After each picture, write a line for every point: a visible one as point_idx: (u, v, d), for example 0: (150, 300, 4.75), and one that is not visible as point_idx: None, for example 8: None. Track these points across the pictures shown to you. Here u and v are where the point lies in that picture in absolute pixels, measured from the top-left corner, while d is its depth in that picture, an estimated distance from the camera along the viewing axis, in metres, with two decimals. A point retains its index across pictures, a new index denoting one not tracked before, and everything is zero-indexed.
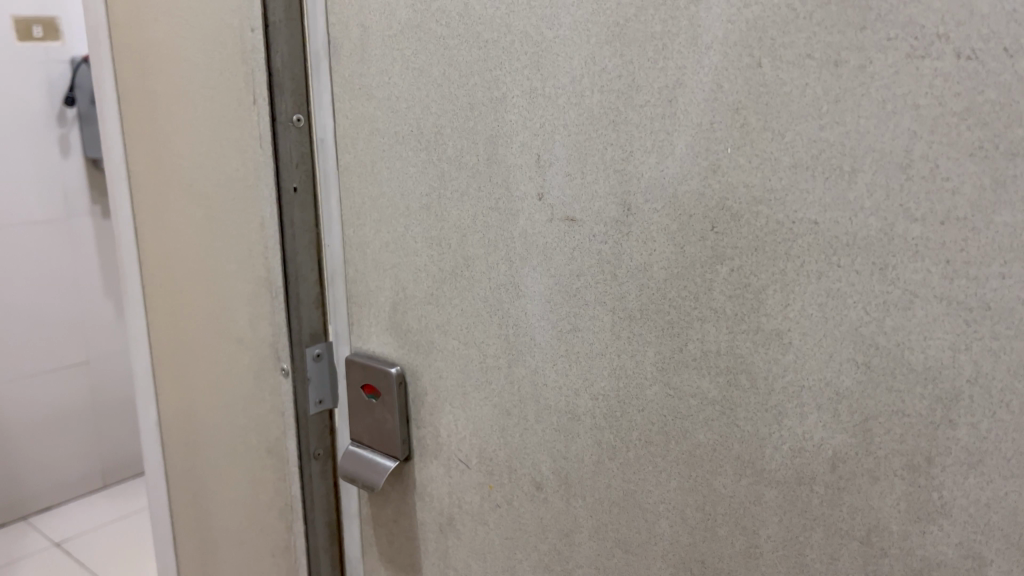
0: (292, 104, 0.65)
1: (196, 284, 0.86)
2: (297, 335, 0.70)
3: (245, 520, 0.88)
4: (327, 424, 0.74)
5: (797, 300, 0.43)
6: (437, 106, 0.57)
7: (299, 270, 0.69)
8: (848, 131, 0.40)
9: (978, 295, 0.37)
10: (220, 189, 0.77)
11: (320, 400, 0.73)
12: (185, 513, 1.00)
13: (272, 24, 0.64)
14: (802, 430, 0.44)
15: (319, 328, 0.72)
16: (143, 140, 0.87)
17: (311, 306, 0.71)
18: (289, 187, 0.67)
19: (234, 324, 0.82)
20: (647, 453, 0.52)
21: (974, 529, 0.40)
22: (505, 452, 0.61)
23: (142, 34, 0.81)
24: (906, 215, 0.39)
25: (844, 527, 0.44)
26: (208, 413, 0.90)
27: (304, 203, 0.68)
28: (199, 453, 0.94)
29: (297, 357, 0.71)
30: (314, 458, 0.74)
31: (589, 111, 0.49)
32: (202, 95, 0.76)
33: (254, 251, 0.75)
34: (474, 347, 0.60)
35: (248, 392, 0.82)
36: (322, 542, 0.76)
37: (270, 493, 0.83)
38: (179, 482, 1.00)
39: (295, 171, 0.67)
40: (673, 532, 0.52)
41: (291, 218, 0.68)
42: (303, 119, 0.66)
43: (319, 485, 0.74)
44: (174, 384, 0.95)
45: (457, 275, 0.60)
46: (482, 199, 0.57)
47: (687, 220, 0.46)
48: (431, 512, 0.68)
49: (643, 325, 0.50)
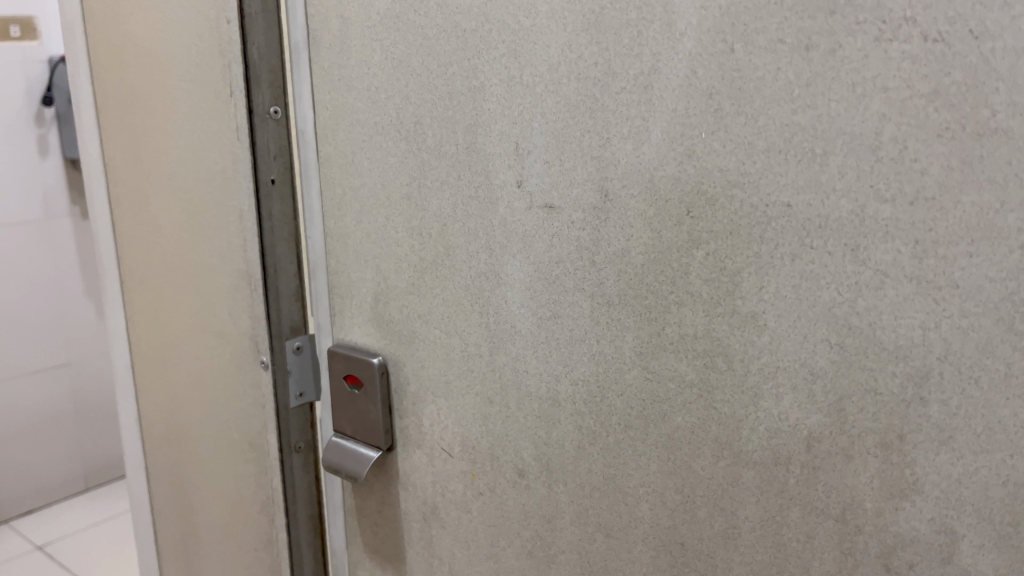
0: (269, 96, 0.66)
1: (177, 278, 0.85)
2: (277, 328, 0.71)
3: (228, 514, 0.88)
4: (308, 417, 0.74)
5: (771, 281, 0.44)
6: (417, 96, 0.57)
7: (277, 262, 0.70)
8: (821, 115, 0.40)
9: (946, 275, 0.38)
10: (199, 184, 0.77)
11: (300, 392, 0.73)
12: (168, 510, 1.00)
13: (248, 16, 0.65)
14: (778, 410, 0.45)
15: (299, 321, 0.72)
16: (121, 136, 0.87)
17: (291, 299, 0.72)
18: (267, 179, 0.68)
19: (214, 319, 0.81)
20: (627, 437, 0.52)
21: (945, 505, 0.40)
22: (488, 440, 0.61)
23: (119, 26, 0.81)
24: (877, 197, 0.39)
25: (820, 506, 0.45)
26: (188, 409, 0.90)
27: (283, 195, 0.69)
28: (180, 449, 0.93)
29: (277, 351, 0.71)
30: (296, 451, 0.74)
31: (566, 99, 0.50)
32: (180, 89, 0.76)
33: (233, 244, 0.75)
34: (456, 336, 0.61)
35: (229, 388, 0.82)
36: (304, 536, 0.76)
37: (250, 486, 0.83)
38: (161, 478, 0.99)
39: (273, 163, 0.68)
40: (654, 515, 0.52)
41: (270, 210, 0.69)
42: (280, 111, 0.67)
43: (301, 477, 0.75)
44: (155, 380, 0.95)
45: (439, 264, 0.60)
46: (462, 189, 0.57)
47: (663, 205, 0.47)
48: (415, 502, 0.68)
49: (621, 310, 0.51)
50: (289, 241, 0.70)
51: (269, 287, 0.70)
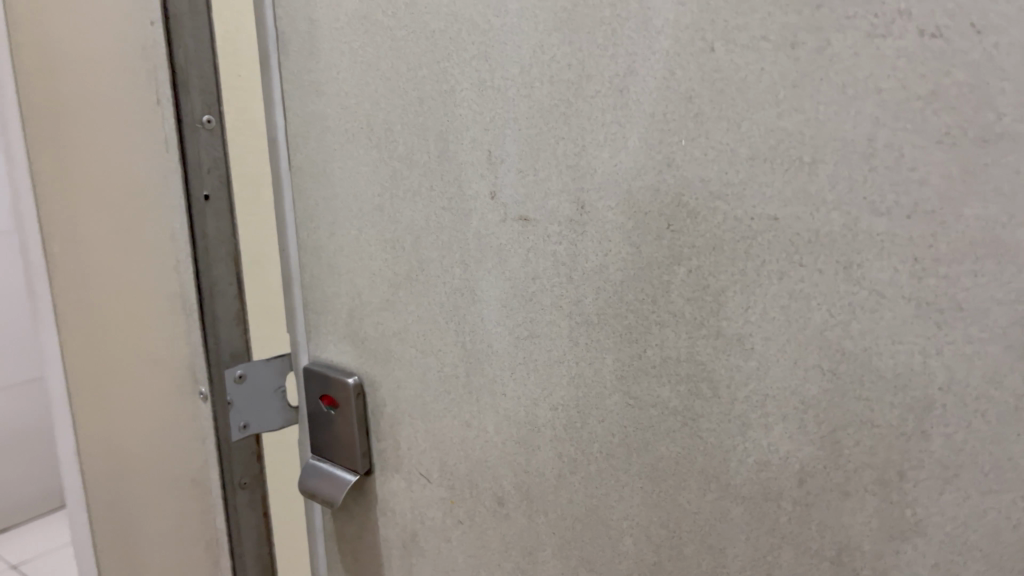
0: (200, 104, 0.62)
1: (122, 292, 0.83)
2: (215, 356, 0.66)
3: (174, 536, 0.85)
4: (254, 449, 0.70)
5: (757, 301, 0.40)
6: (387, 101, 0.54)
7: (214, 284, 0.65)
8: (809, 119, 0.36)
9: (949, 297, 0.34)
10: (134, 197, 0.74)
11: (244, 424, 0.67)
12: (124, 528, 0.98)
13: (172, 17, 0.59)
14: (768, 442, 0.41)
15: (242, 347, 0.67)
16: (68, 144, 0.84)
17: (231, 324, 0.66)
18: (200, 195, 0.63)
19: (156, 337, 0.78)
20: (609, 466, 0.49)
21: (951, 550, 0.36)
22: (466, 465, 0.57)
23: (62, 28, 0.79)
24: (871, 210, 0.35)
25: (814, 546, 0.41)
26: (139, 439, 0.88)
27: (219, 211, 0.64)
28: (134, 478, 0.92)
29: (216, 379, 0.67)
30: (241, 487, 0.70)
31: (539, 104, 0.46)
32: (111, 97, 0.73)
33: (168, 263, 0.71)
34: (432, 355, 0.57)
35: (171, 409, 0.79)
36: None
37: (192, 513, 0.80)
38: (116, 491, 0.98)
39: (208, 177, 0.63)
40: (638, 549, 0.48)
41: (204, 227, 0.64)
42: (214, 120, 0.62)
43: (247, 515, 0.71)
44: (109, 396, 0.93)
45: (413, 279, 0.57)
46: (435, 199, 0.54)
47: (642, 218, 0.43)
48: (394, 528, 0.64)
49: (600, 330, 0.47)
50: (228, 260, 0.65)
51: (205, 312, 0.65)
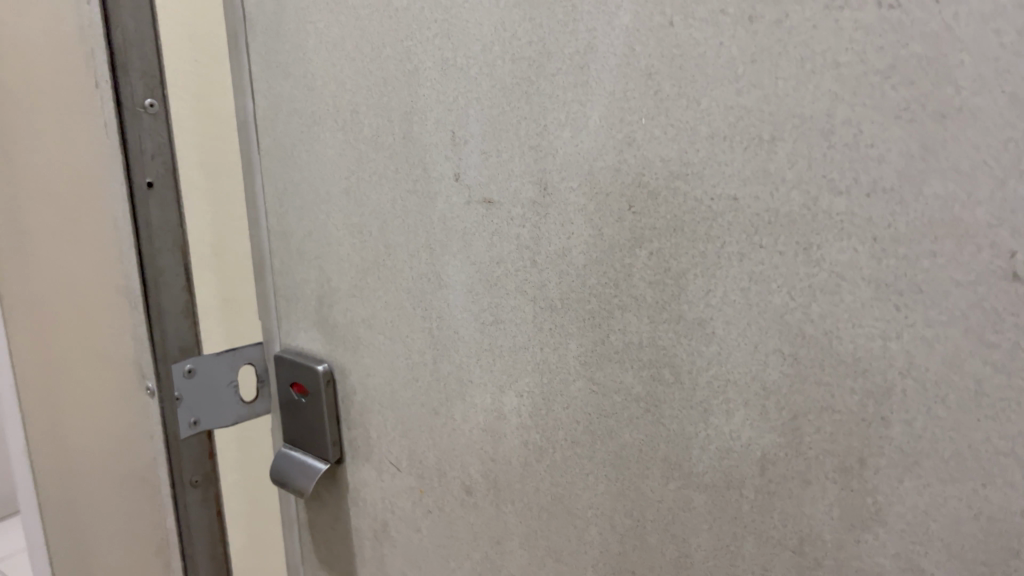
0: (142, 88, 0.60)
1: (78, 283, 0.82)
2: (161, 350, 0.65)
3: (133, 529, 0.85)
4: (205, 446, 0.69)
5: (718, 285, 0.39)
6: (352, 82, 0.53)
7: (158, 275, 0.64)
8: (767, 95, 0.35)
9: (909, 278, 0.33)
10: (81, 187, 0.73)
11: (195, 420, 0.65)
12: (94, 518, 0.98)
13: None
14: (729, 429, 0.40)
15: (191, 341, 0.66)
16: (25, 133, 0.84)
17: (179, 316, 0.66)
18: (144, 182, 0.62)
19: (107, 329, 0.77)
20: (574, 454, 0.48)
21: (912, 539, 0.35)
22: (434, 453, 0.57)
23: (14, 15, 0.78)
24: (831, 188, 0.34)
25: (776, 536, 0.40)
26: (102, 441, 0.88)
27: (163, 199, 0.63)
28: (99, 477, 0.92)
29: (163, 373, 0.66)
30: (191, 486, 0.69)
31: (501, 83, 0.45)
32: (58, 84, 0.72)
33: (111, 254, 0.70)
34: (400, 342, 0.56)
35: (123, 402, 0.78)
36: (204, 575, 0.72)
37: (145, 507, 0.79)
38: (85, 481, 0.98)
39: (152, 164, 0.62)
40: (603, 539, 0.47)
41: (148, 217, 0.63)
42: (157, 105, 0.61)
43: (197, 513, 0.70)
44: (75, 386, 0.92)
45: (380, 264, 0.56)
46: (400, 182, 0.52)
47: (604, 199, 0.42)
48: (365, 518, 0.63)
49: (564, 316, 0.46)
50: (176, 252, 0.65)
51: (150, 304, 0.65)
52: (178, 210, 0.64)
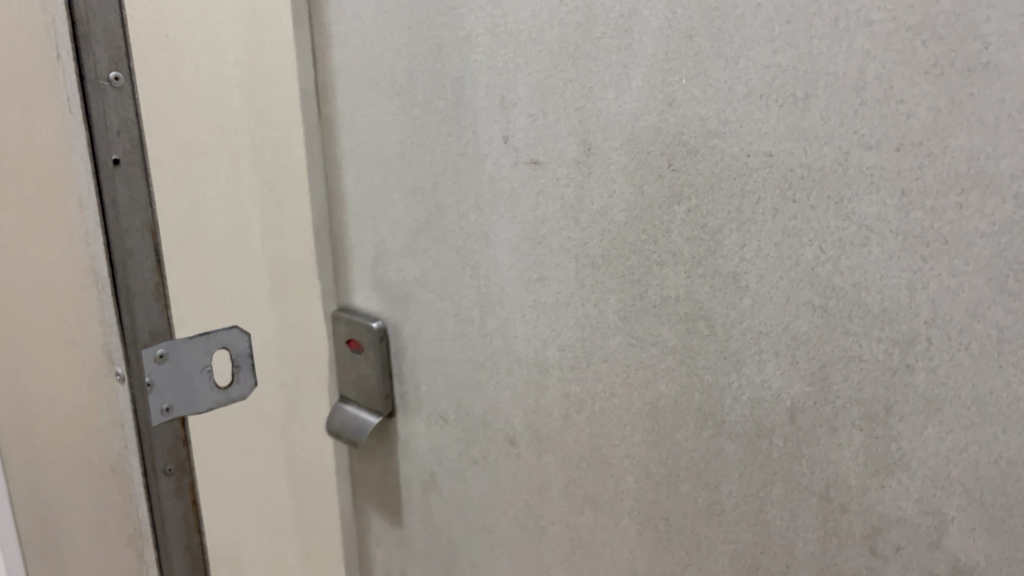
0: (105, 56, 0.44)
1: (19, 291, 0.75)
2: (130, 333, 0.49)
3: (87, 553, 0.79)
4: (179, 432, 0.53)
5: (752, 239, 0.40)
6: (407, 50, 0.56)
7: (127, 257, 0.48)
8: (802, 54, 0.37)
9: (935, 230, 0.34)
10: (18, 185, 0.66)
11: (167, 406, 0.51)
12: (51, 534, 0.92)
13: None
14: (760, 378, 0.42)
15: (163, 324, 0.51)
16: None
17: (148, 299, 0.50)
18: (109, 159, 0.46)
19: (52, 338, 0.70)
20: (612, 405, 0.50)
21: (933, 484, 0.37)
22: (480, 406, 0.59)
23: None
24: (861, 143, 0.36)
25: (803, 482, 0.41)
26: (53, 428, 0.79)
27: (131, 178, 0.47)
28: (54, 469, 0.84)
29: (131, 358, 0.50)
30: (165, 476, 0.52)
31: (549, 47, 0.47)
32: None
33: (53, 256, 0.63)
34: (450, 300, 0.59)
35: (73, 419, 0.71)
36: None
37: (100, 532, 0.72)
38: (41, 496, 0.92)
39: (117, 139, 0.46)
40: (639, 487, 0.50)
41: (112, 195, 0.47)
42: (122, 75, 0.45)
43: (173, 506, 0.53)
44: (23, 401, 0.86)
45: (432, 225, 0.58)
46: (452, 145, 0.55)
47: (645, 158, 0.44)
48: (415, 469, 0.67)
49: (605, 272, 0.48)
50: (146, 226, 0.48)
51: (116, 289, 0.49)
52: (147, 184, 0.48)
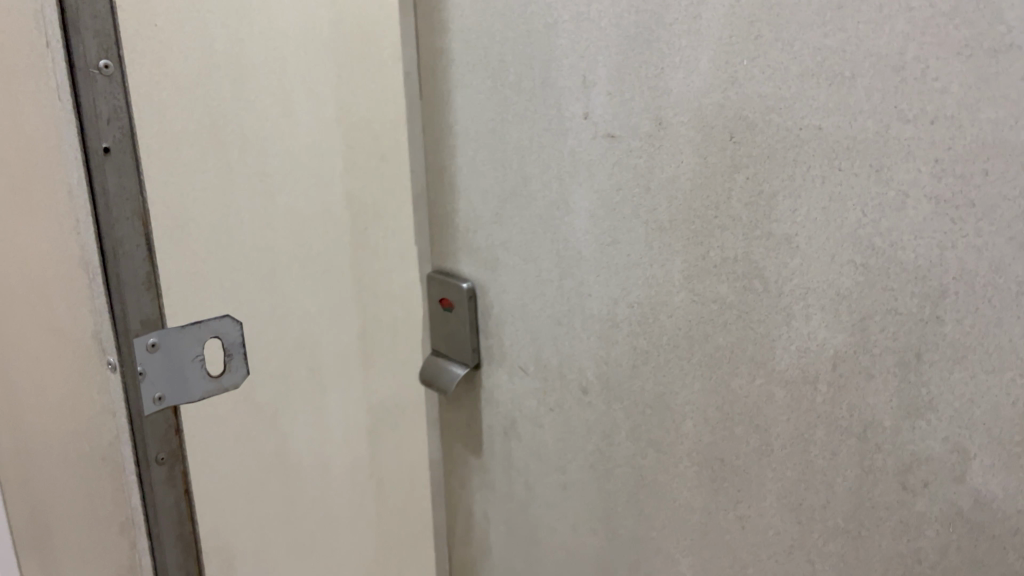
0: (95, 47, 0.51)
1: (29, 283, 0.77)
2: (122, 323, 0.57)
3: (89, 536, 0.80)
4: (170, 421, 0.61)
5: (802, 204, 0.45)
6: (500, 35, 0.62)
7: (117, 245, 0.55)
8: (849, 38, 0.41)
9: (964, 194, 0.39)
10: (26, 174, 0.67)
11: (161, 395, 0.59)
12: (55, 527, 0.93)
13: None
14: (807, 331, 0.47)
15: (153, 313, 0.58)
16: None
17: (138, 288, 0.57)
18: (99, 147, 0.53)
19: (60, 324, 0.72)
20: (676, 356, 0.55)
21: (959, 424, 0.41)
22: (557, 359, 0.65)
23: None
24: (900, 117, 0.40)
25: (843, 424, 0.46)
26: (53, 423, 0.82)
27: (121, 166, 0.54)
28: (55, 462, 0.86)
29: (127, 349, 0.58)
30: (158, 463, 0.60)
31: (626, 32, 0.53)
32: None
33: (59, 242, 0.64)
34: (532, 262, 0.65)
35: (77, 399, 0.72)
36: (173, 561, 0.63)
37: (101, 511, 0.73)
38: (49, 486, 0.93)
39: (106, 128, 0.53)
40: (697, 431, 0.55)
41: (104, 183, 0.54)
42: (112, 64, 0.52)
43: (165, 490, 0.61)
44: (32, 392, 0.88)
45: (518, 194, 0.65)
46: (538, 121, 0.61)
47: (709, 131, 0.49)
48: (497, 416, 0.73)
49: (671, 235, 0.53)
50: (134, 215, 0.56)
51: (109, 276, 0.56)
52: (136, 175, 0.55)
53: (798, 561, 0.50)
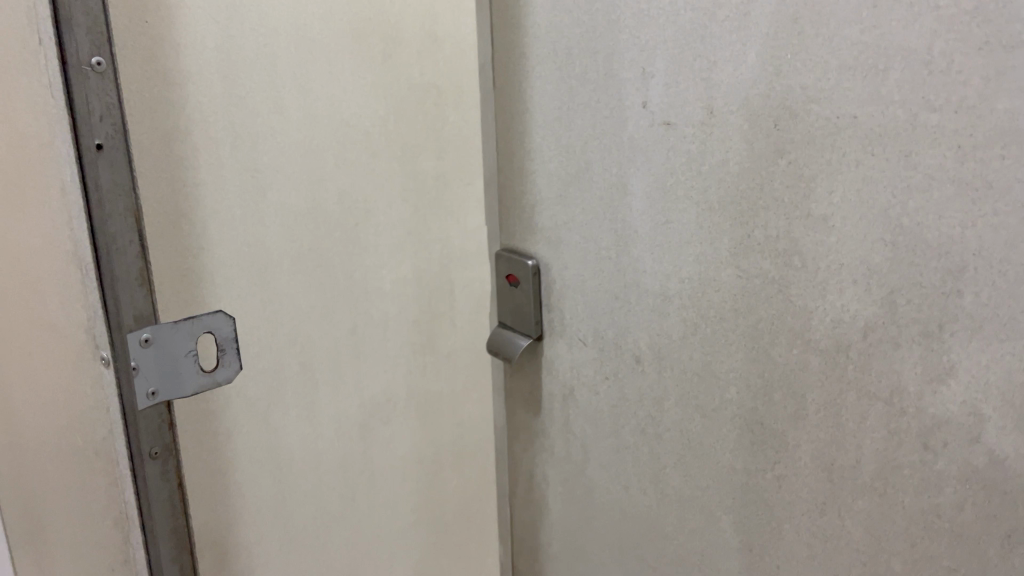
0: (86, 44, 0.57)
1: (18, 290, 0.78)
2: (117, 317, 0.63)
3: (78, 536, 0.80)
4: (164, 417, 0.67)
5: (838, 186, 0.49)
6: (568, 30, 0.67)
7: (111, 240, 0.61)
8: (883, 33, 0.45)
9: (983, 177, 0.42)
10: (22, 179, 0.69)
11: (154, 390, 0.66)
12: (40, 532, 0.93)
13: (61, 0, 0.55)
14: (840, 303, 0.51)
15: (146, 308, 0.64)
16: None
17: (133, 283, 0.63)
18: (92, 144, 0.59)
19: (52, 326, 0.73)
20: (721, 328, 0.60)
21: (976, 389, 0.45)
22: (613, 331, 0.71)
23: None
24: (927, 106, 0.44)
25: (872, 389, 0.50)
26: (41, 427, 0.83)
27: (113, 161, 0.60)
28: (42, 467, 0.86)
29: (120, 343, 0.64)
30: (152, 458, 0.66)
31: (683, 28, 0.57)
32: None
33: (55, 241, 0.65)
34: (592, 240, 0.71)
35: (70, 397, 0.74)
36: (165, 549, 0.69)
37: (97, 507, 0.74)
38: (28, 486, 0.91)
39: (98, 125, 0.59)
40: (740, 397, 0.59)
41: (97, 179, 0.60)
42: (103, 62, 0.58)
43: (158, 483, 0.67)
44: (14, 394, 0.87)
45: (580, 177, 0.70)
46: (600, 110, 0.66)
47: (757, 119, 0.53)
48: (557, 384, 0.79)
49: (720, 215, 0.58)
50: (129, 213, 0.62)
51: (102, 271, 0.62)
52: (126, 171, 0.61)
53: (829, 517, 0.55)
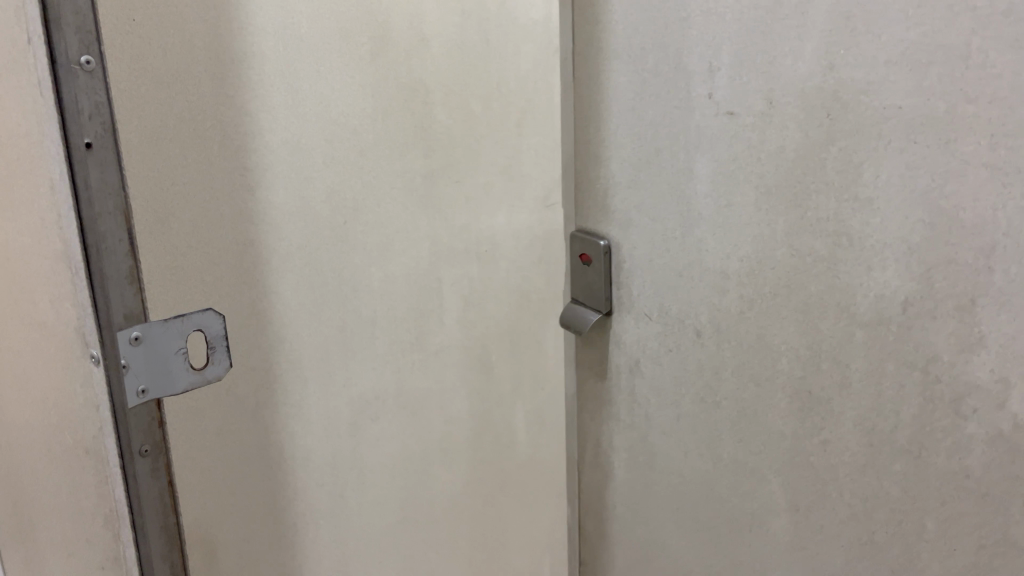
0: (76, 44, 0.55)
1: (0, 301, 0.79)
2: (108, 319, 0.60)
3: (64, 539, 0.82)
4: (155, 415, 0.64)
5: (883, 170, 0.54)
6: (643, 27, 0.73)
7: (101, 241, 0.58)
8: (926, 31, 0.50)
9: (1015, 162, 0.47)
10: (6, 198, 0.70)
11: (144, 387, 0.63)
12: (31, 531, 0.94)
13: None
14: (884, 279, 0.55)
15: (136, 306, 0.61)
16: None
17: (122, 284, 0.60)
18: (81, 143, 0.56)
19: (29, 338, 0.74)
20: (774, 303, 0.65)
21: (1005, 357, 0.50)
22: (676, 306, 0.76)
23: None
24: (965, 98, 0.48)
25: (910, 357, 0.55)
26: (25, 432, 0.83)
27: (103, 161, 0.58)
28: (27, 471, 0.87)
29: (111, 342, 0.61)
30: (141, 456, 0.64)
31: (747, 25, 0.62)
32: None
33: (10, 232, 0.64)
34: (659, 222, 0.76)
35: (47, 406, 0.75)
36: (158, 550, 0.66)
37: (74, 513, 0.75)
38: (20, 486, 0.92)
39: (89, 124, 0.56)
40: (790, 367, 0.64)
41: (87, 178, 0.57)
42: (93, 60, 0.56)
43: (149, 484, 0.64)
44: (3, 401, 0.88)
45: (649, 162, 0.75)
46: (670, 100, 0.71)
47: (812, 109, 0.58)
48: (624, 356, 0.85)
49: (776, 198, 0.63)
50: (120, 210, 0.59)
51: (92, 274, 0.59)
52: (115, 170, 0.58)
53: (869, 476, 0.60)
